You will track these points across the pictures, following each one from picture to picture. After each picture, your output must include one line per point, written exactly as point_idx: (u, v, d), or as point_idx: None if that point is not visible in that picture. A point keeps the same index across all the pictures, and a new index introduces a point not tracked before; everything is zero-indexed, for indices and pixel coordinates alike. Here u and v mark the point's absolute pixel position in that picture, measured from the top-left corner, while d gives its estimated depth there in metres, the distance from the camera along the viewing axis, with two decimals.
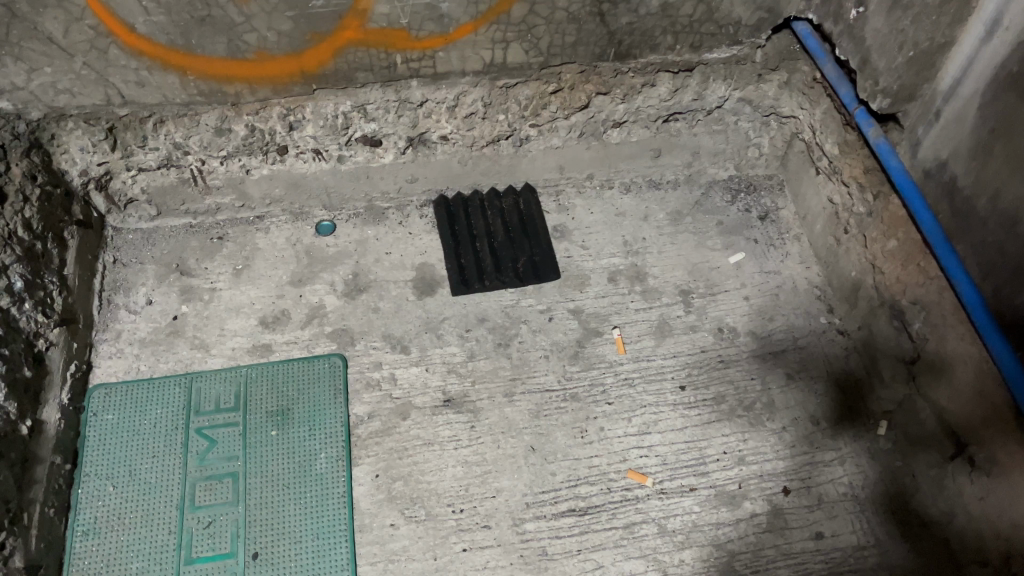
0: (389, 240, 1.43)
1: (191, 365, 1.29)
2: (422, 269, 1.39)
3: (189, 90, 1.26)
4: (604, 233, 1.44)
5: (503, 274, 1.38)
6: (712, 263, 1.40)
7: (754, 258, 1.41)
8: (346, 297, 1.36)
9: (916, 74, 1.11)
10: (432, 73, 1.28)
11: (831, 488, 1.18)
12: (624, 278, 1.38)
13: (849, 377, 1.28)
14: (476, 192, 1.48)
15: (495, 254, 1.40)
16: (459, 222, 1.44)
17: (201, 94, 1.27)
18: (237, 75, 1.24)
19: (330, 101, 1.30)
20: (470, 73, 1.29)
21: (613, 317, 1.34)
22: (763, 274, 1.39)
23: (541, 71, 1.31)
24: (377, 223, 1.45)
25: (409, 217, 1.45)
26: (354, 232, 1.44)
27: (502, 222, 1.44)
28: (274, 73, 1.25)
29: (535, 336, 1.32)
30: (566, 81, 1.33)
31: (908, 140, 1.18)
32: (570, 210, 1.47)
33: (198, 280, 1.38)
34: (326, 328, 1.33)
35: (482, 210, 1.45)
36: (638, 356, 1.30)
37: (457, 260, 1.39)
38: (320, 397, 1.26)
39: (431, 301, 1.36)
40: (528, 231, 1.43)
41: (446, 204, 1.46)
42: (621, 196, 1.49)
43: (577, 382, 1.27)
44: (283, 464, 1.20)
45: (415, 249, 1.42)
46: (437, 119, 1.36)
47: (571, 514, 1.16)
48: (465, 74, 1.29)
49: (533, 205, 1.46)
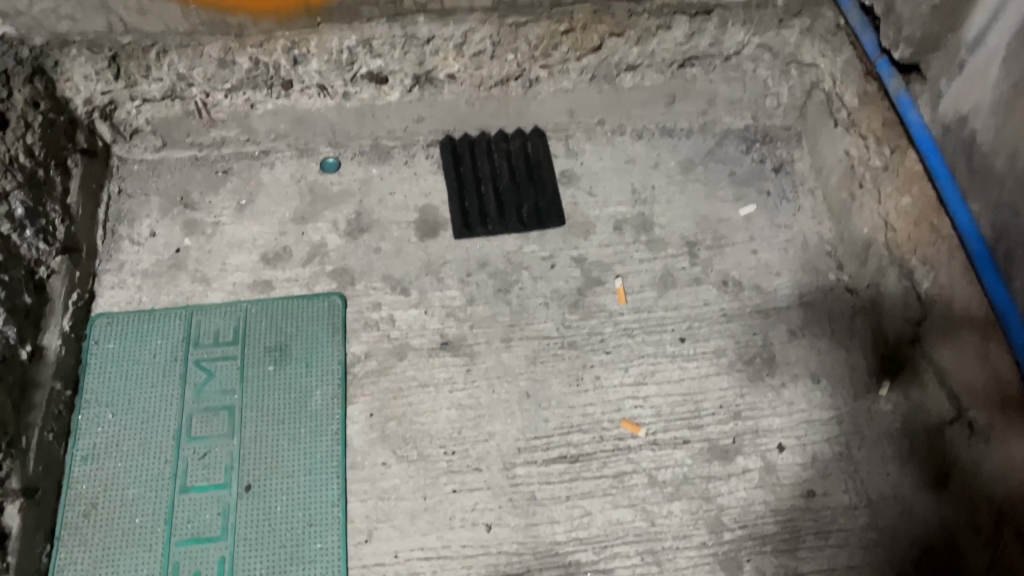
0: (393, 180, 1.41)
1: (192, 298, 1.30)
2: (425, 211, 1.38)
3: (191, 20, 1.26)
4: (613, 180, 1.41)
5: (506, 219, 1.36)
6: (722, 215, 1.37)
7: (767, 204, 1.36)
8: (348, 237, 1.35)
9: (940, 23, 1.06)
10: (439, 9, 1.28)
11: (826, 448, 1.16)
12: (630, 227, 1.36)
13: (853, 335, 1.25)
14: (483, 134, 1.45)
15: (499, 198, 1.38)
16: (464, 164, 1.42)
17: (204, 24, 1.27)
18: (240, 6, 1.24)
19: (335, 35, 1.29)
20: (478, 10, 1.29)
21: (616, 267, 1.32)
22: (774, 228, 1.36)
23: (552, 8, 1.30)
24: (382, 162, 1.43)
25: (415, 157, 1.43)
26: (358, 171, 1.42)
27: (508, 167, 1.41)
28: (277, 5, 1.24)
29: (535, 283, 1.30)
30: (578, 21, 1.30)
31: (929, 93, 1.14)
32: (578, 155, 1.44)
33: (202, 214, 1.38)
34: (327, 267, 1.33)
35: (489, 154, 1.43)
36: (638, 307, 1.28)
37: (461, 203, 1.38)
38: (318, 335, 1.26)
39: (433, 245, 1.34)
40: (534, 177, 1.41)
41: (452, 146, 1.44)
42: (632, 142, 1.45)
43: (575, 330, 1.26)
44: (279, 400, 1.21)
45: (419, 190, 1.40)
46: (445, 57, 1.33)
47: (562, 461, 1.16)
48: (473, 10, 1.29)
49: (541, 150, 1.43)
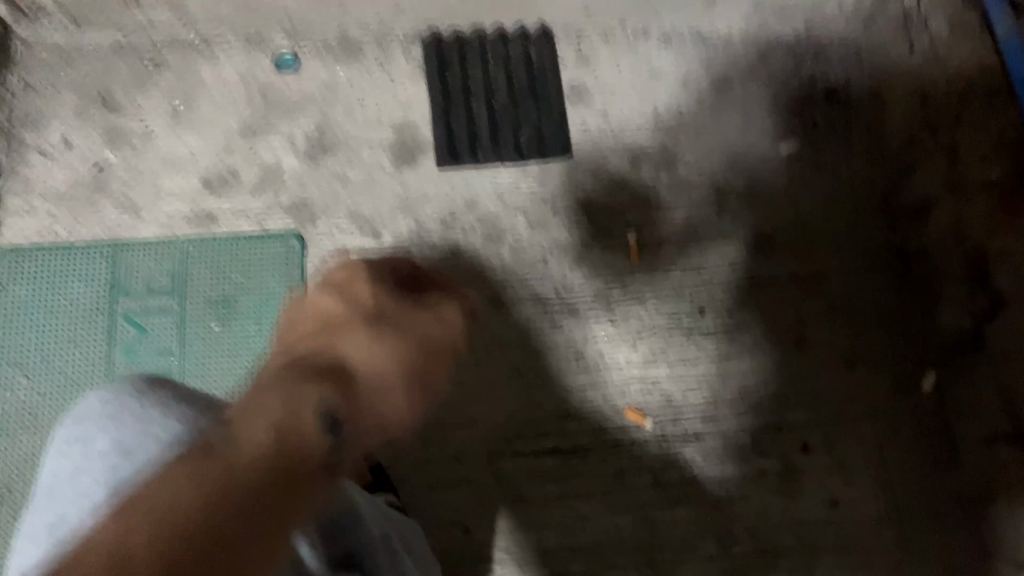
0: (364, 85, 1.15)
1: (119, 233, 1.08)
2: (402, 130, 1.13)
3: None
4: (632, 100, 1.16)
5: (500, 148, 1.12)
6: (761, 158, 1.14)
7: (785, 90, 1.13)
8: (307, 160, 1.11)
9: None
10: None
11: (855, 450, 1.02)
12: (649, 164, 1.13)
13: (899, 314, 1.06)
14: (476, 34, 1.17)
15: (493, 121, 1.13)
16: (451, 69, 1.15)
17: None
18: None
19: None
20: None
21: (629, 215, 1.11)
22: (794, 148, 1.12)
23: None
24: (351, 60, 1.16)
25: (391, 55, 1.16)
26: (321, 71, 1.15)
27: (505, 80, 1.15)
28: None
29: (532, 232, 1.10)
30: None
31: None
32: (593, 63, 1.17)
33: (127, 120, 1.12)
34: (282, 198, 1.10)
35: (483, 61, 1.16)
36: (652, 268, 1.09)
37: (446, 124, 1.13)
38: (273, 288, 1.06)
39: (410, 175, 1.11)
40: (537, 94, 1.15)
41: (437, 48, 1.16)
42: (659, 50, 1.18)
43: (578, 294, 1.07)
44: (227, 368, 1.03)
45: (395, 101, 1.14)
46: None
47: (554, 455, 1.02)
48: None
49: (546, 60, 1.16)
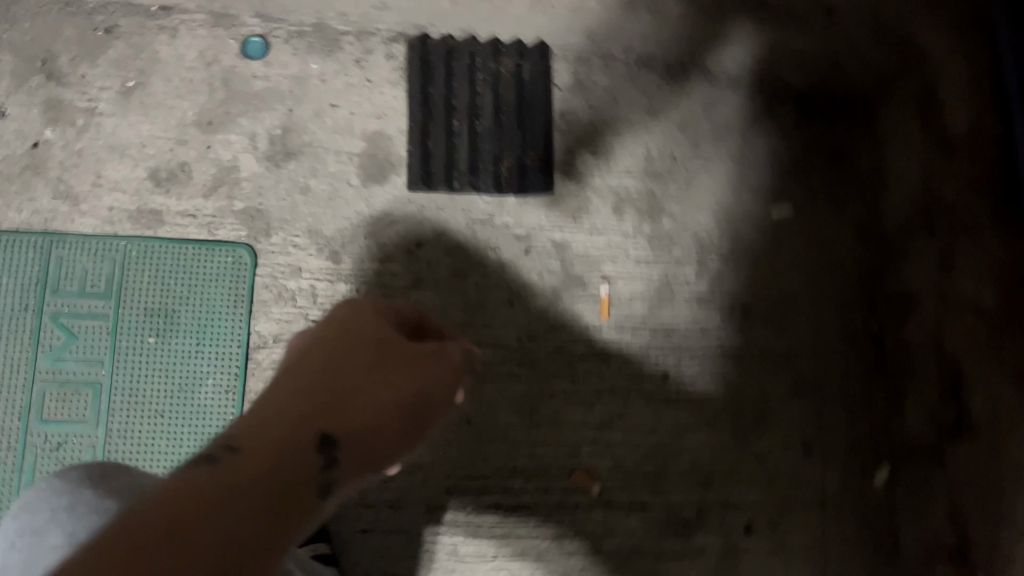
0: (338, 86, 1.05)
1: (53, 222, 0.98)
2: (374, 141, 1.04)
3: None
4: (625, 138, 1.09)
5: (476, 178, 1.04)
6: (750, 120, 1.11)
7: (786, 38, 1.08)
8: (269, 163, 1.03)
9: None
10: None
11: (798, 536, 1.01)
12: (633, 211, 1.07)
13: (863, 402, 1.05)
14: (468, 42, 1.06)
15: (473, 146, 1.05)
16: (435, 83, 1.05)
17: None
18: None
19: None
20: None
21: (605, 265, 1.05)
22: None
23: None
24: (326, 55, 1.05)
25: (371, 54, 1.06)
26: (292, 63, 1.05)
27: (492, 101, 1.06)
28: None
29: (502, 272, 1.04)
30: None
31: None
32: (589, 90, 1.09)
33: (71, 93, 1.01)
34: (236, 203, 1.01)
35: (470, 74, 1.06)
36: (621, 325, 1.04)
37: (422, 143, 1.04)
38: (216, 303, 0.99)
39: (379, 194, 1.03)
40: (524, 121, 1.06)
41: (423, 53, 1.06)
42: (660, 85, 1.10)
43: (540, 345, 1.02)
44: (159, 385, 0.96)
45: (371, 108, 1.05)
46: None
47: (495, 512, 0.97)
48: None
49: (539, 84, 1.07)
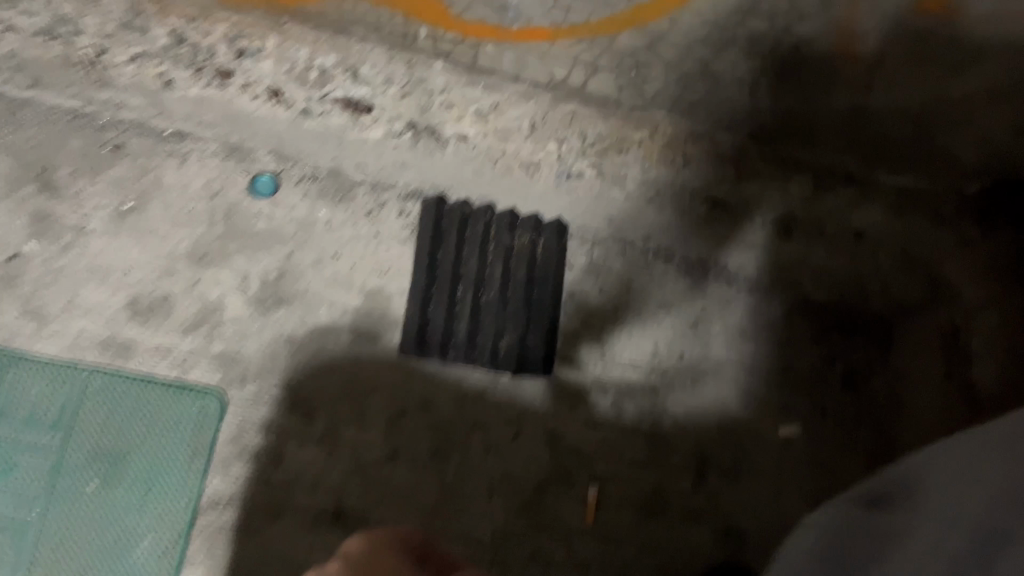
0: (344, 235, 1.01)
1: (13, 341, 0.91)
2: (372, 299, 0.99)
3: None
4: (634, 328, 1.02)
5: (472, 354, 0.98)
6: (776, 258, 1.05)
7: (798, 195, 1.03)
8: (257, 311, 0.97)
9: None
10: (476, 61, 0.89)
11: None
12: (633, 407, 1.00)
13: None
14: (484, 211, 1.02)
15: (474, 319, 0.99)
16: (445, 247, 1.01)
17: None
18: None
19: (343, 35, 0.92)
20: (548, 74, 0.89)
21: (596, 464, 0.98)
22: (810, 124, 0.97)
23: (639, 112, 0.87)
24: (336, 202, 1.01)
25: (383, 208, 1.02)
26: (300, 206, 1.01)
27: (501, 274, 1.01)
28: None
29: (485, 456, 0.96)
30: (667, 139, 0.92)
31: None
32: (603, 275, 1.03)
33: (63, 207, 0.96)
34: (213, 346, 0.95)
35: (482, 244, 1.02)
36: (605, 533, 0.95)
37: (422, 309, 0.99)
38: (173, 452, 0.91)
39: (367, 356, 0.97)
40: (531, 300, 1.01)
41: (436, 217, 1.02)
42: (678, 278, 1.04)
43: (515, 544, 0.94)
44: (93, 537, 0.87)
45: (374, 263, 1.00)
46: None
47: None
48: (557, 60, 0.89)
49: (551, 263, 1.02)
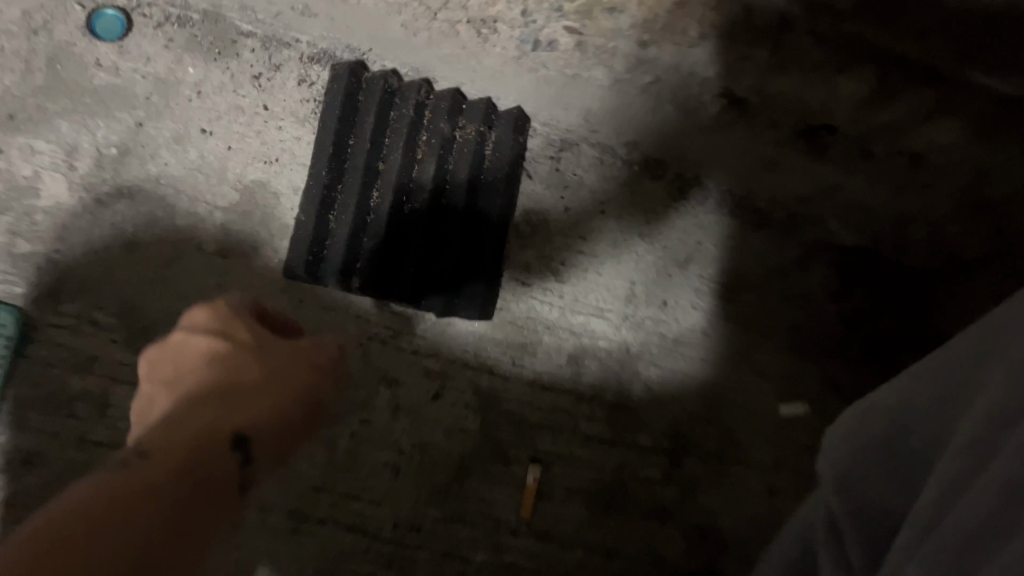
0: (219, 105, 0.73)
1: None
2: (252, 197, 0.72)
3: None
4: (603, 264, 0.78)
5: (386, 281, 0.71)
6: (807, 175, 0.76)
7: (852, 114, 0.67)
8: (87, 201, 0.69)
9: None
10: None
11: None
12: (596, 368, 0.76)
13: None
14: (416, 86, 0.74)
15: (394, 235, 0.71)
16: (359, 129, 0.73)
17: None
18: None
19: None
20: None
21: (541, 439, 0.74)
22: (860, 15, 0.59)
23: None
24: (212, 58, 0.73)
25: (277, 72, 0.74)
26: (159, 58, 0.72)
27: (434, 176, 0.72)
28: None
29: (393, 420, 0.72)
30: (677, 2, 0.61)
31: None
32: (570, 186, 0.79)
33: None
34: (20, 246, 0.68)
35: (410, 131, 0.73)
36: (544, 530, 0.73)
37: (321, 217, 0.71)
38: None
39: (243, 273, 0.71)
40: (472, 214, 0.74)
41: (349, 91, 0.73)
42: (666, 201, 0.80)
43: (424, 539, 0.70)
44: None
45: (259, 147, 0.73)
46: None
47: None
48: None
49: (502, 167, 0.75)
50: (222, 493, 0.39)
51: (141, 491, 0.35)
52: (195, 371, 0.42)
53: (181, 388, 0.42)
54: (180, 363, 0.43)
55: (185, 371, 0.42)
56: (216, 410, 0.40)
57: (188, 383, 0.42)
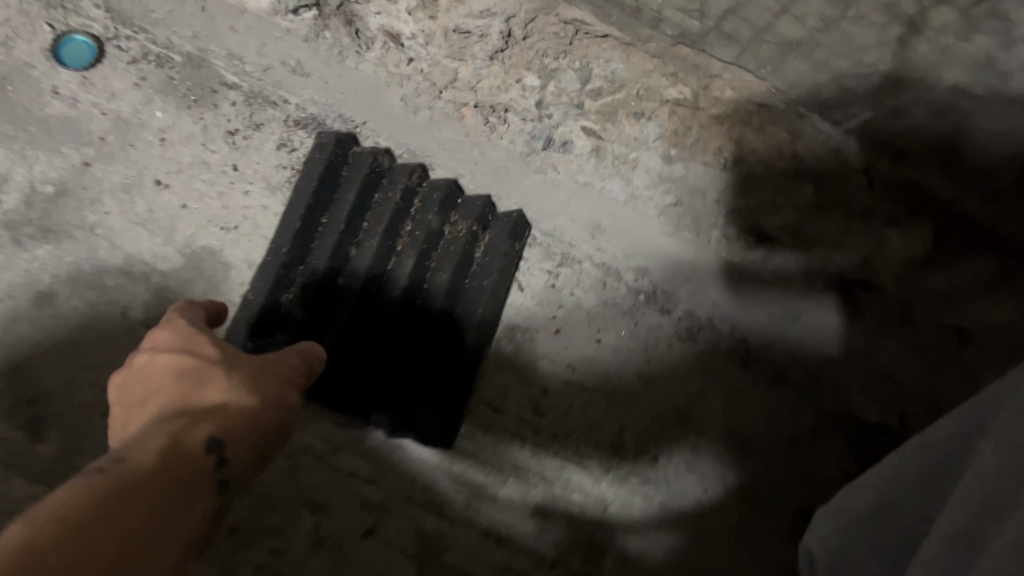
0: (182, 157, 0.64)
1: None
2: (199, 265, 0.63)
3: None
4: (590, 404, 0.67)
5: (337, 384, 0.60)
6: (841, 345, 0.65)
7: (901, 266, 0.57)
8: (6, 240, 0.60)
9: None
10: None
11: None
12: (565, 526, 0.64)
13: None
14: (408, 170, 0.65)
15: (354, 333, 0.61)
16: (335, 206, 0.64)
17: None
18: None
19: None
20: None
21: None
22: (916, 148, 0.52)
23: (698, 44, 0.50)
24: (186, 105, 0.65)
25: (256, 132, 0.65)
26: (125, 96, 0.64)
27: (411, 273, 0.62)
28: None
29: (310, 557, 0.59)
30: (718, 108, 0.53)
31: None
32: (565, 310, 0.69)
33: None
34: None
35: (393, 219, 0.63)
36: None
37: (272, 300, 0.60)
38: None
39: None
40: (449, 321, 0.64)
41: (332, 163, 0.64)
42: (671, 340, 0.70)
43: None
44: None
45: (219, 211, 0.64)
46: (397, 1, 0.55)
47: None
48: None
49: (492, 273, 0.66)
50: (211, 502, 0.35)
51: (134, 489, 0.31)
52: (164, 386, 0.38)
53: (149, 406, 0.37)
54: (144, 385, 0.38)
55: (151, 388, 0.38)
56: (192, 417, 0.36)
57: (155, 403, 0.38)
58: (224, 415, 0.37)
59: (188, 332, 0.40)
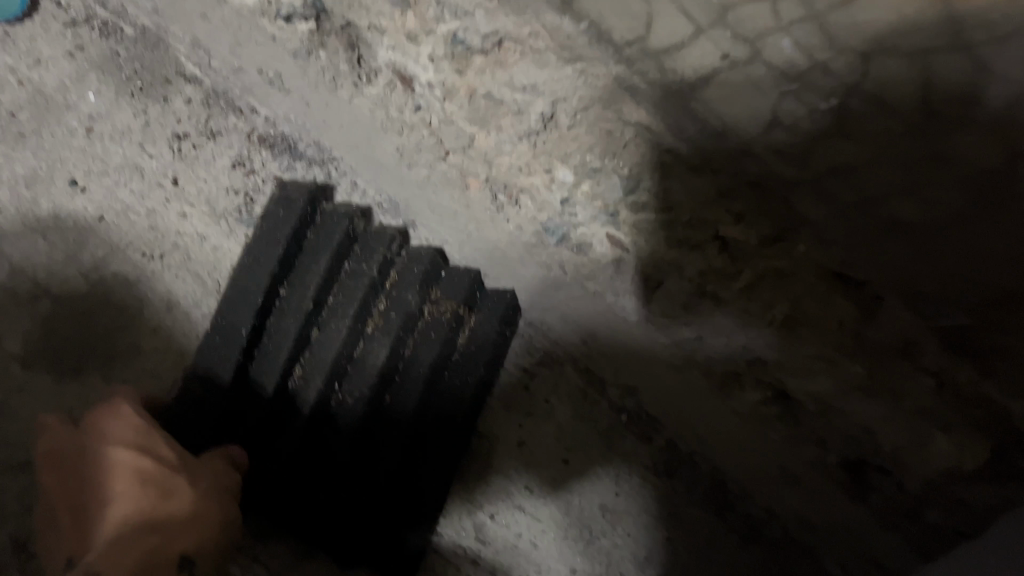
0: (110, 157, 0.52)
1: None
2: (104, 295, 0.50)
3: None
4: (542, 537, 0.59)
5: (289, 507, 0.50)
6: (851, 527, 0.55)
7: (939, 473, 0.46)
8: None
9: None
10: None
11: None
12: None
13: None
14: (386, 239, 0.51)
15: (310, 446, 0.49)
16: (296, 278, 0.50)
17: None
18: None
19: None
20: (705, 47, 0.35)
21: None
22: (1010, 362, 0.40)
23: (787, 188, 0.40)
24: (127, 93, 0.52)
25: (209, 142, 0.53)
26: (55, 67, 0.51)
27: (383, 366, 0.50)
28: None
29: None
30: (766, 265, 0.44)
31: None
32: (534, 419, 0.60)
33: None
34: None
35: (367, 297, 0.50)
36: None
37: (218, 399, 0.48)
38: None
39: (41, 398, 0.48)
40: (419, 428, 0.51)
41: (300, 223, 0.50)
42: (650, 476, 0.60)
43: None
44: None
45: (145, 231, 0.52)
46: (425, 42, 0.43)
47: None
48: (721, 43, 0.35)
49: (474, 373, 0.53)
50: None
51: None
52: (123, 493, 0.39)
53: (106, 510, 0.38)
54: (98, 484, 0.39)
55: (112, 490, 0.39)
56: (164, 532, 0.38)
57: (115, 509, 0.38)
58: (194, 523, 0.40)
59: (149, 437, 0.42)
